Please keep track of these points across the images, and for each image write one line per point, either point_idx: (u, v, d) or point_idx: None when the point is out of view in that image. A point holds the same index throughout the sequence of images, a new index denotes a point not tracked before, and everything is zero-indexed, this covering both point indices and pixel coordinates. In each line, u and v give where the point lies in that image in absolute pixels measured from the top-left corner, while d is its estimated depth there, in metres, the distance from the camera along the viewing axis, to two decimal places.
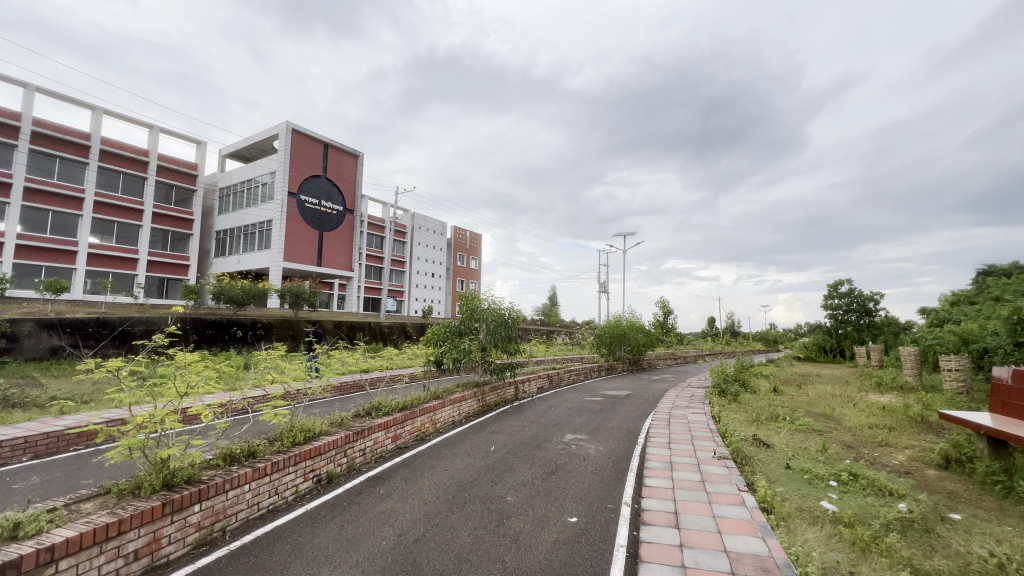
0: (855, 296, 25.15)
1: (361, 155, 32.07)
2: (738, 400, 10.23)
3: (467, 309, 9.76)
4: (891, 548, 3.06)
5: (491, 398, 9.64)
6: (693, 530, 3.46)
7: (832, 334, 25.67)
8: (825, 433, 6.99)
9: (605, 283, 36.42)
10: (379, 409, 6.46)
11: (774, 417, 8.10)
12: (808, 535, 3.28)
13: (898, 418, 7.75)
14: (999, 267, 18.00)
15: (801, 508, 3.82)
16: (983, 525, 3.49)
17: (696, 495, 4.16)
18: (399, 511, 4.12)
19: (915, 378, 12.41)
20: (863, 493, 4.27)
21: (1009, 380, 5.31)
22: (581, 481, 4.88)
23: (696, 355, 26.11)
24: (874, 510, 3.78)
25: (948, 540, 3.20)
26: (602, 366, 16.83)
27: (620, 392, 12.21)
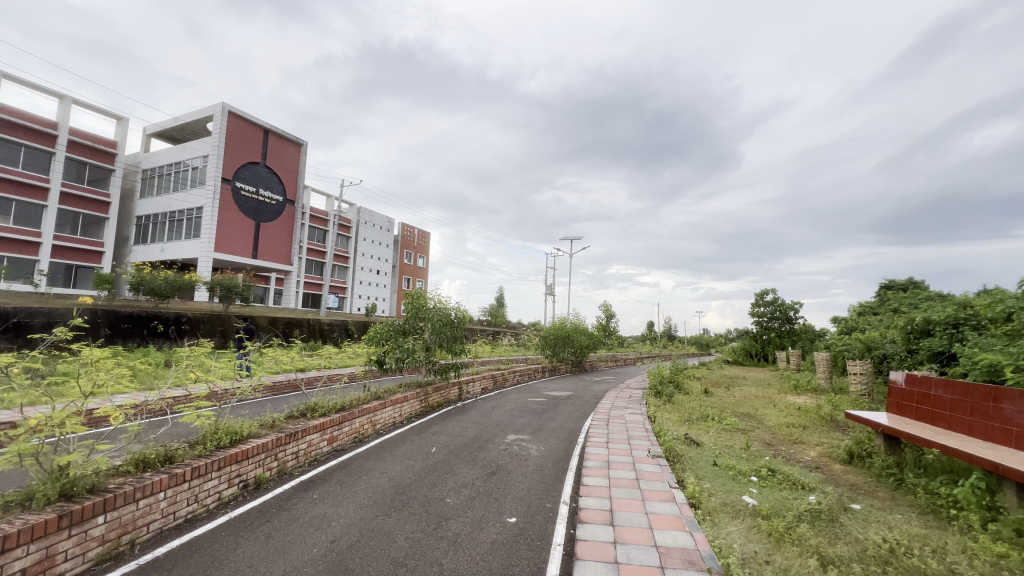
0: (778, 305, 27.15)
1: (305, 144, 30.64)
2: (672, 401, 10.74)
3: (412, 307, 9.58)
4: (801, 538, 3.33)
5: (435, 399, 9.51)
6: (627, 526, 3.59)
7: (757, 340, 27.61)
8: (749, 432, 7.49)
9: (552, 286, 37.03)
10: (315, 410, 6.20)
11: (704, 417, 8.58)
12: (730, 528, 3.49)
13: (811, 418, 8.45)
14: (898, 281, 20.10)
15: (724, 502, 4.07)
16: (878, 514, 3.88)
17: (630, 493, 4.33)
18: (332, 516, 3.96)
19: (827, 381, 13.61)
20: (779, 487, 4.62)
21: (904, 383, 5.93)
22: (521, 481, 4.93)
23: (635, 358, 27.20)
24: (788, 502, 4.11)
25: (849, 528, 3.53)
26: (547, 367, 17.11)
27: (563, 393, 12.44)
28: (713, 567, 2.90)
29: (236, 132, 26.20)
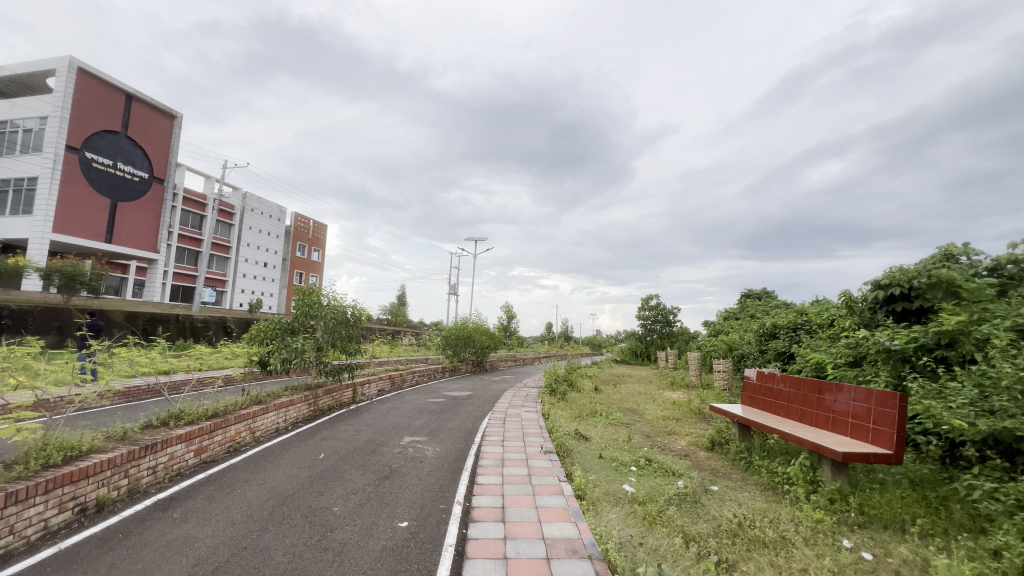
0: (659, 309, 29.83)
1: (179, 116, 26.91)
2: (566, 398, 11.27)
3: (302, 305, 8.89)
4: (669, 519, 3.70)
5: (326, 402, 8.92)
6: (517, 521, 3.69)
7: (642, 341, 30.21)
8: (632, 426, 8.15)
9: (455, 286, 36.87)
10: (179, 418, 5.46)
11: (593, 413, 9.17)
12: (610, 516, 3.76)
13: (683, 411, 9.47)
14: (754, 291, 23.30)
15: (607, 492, 4.38)
16: (731, 493, 4.46)
17: (522, 488, 4.46)
18: (197, 537, 3.52)
19: (697, 378, 15.36)
20: (654, 474, 5.09)
21: (755, 378, 6.86)
22: (415, 484, 4.82)
23: (534, 357, 28.15)
24: (661, 488, 4.55)
25: (708, 507, 4.00)
26: (447, 367, 16.96)
27: (462, 394, 12.41)
28: (593, 554, 3.09)
29: (88, 94, 22.20)
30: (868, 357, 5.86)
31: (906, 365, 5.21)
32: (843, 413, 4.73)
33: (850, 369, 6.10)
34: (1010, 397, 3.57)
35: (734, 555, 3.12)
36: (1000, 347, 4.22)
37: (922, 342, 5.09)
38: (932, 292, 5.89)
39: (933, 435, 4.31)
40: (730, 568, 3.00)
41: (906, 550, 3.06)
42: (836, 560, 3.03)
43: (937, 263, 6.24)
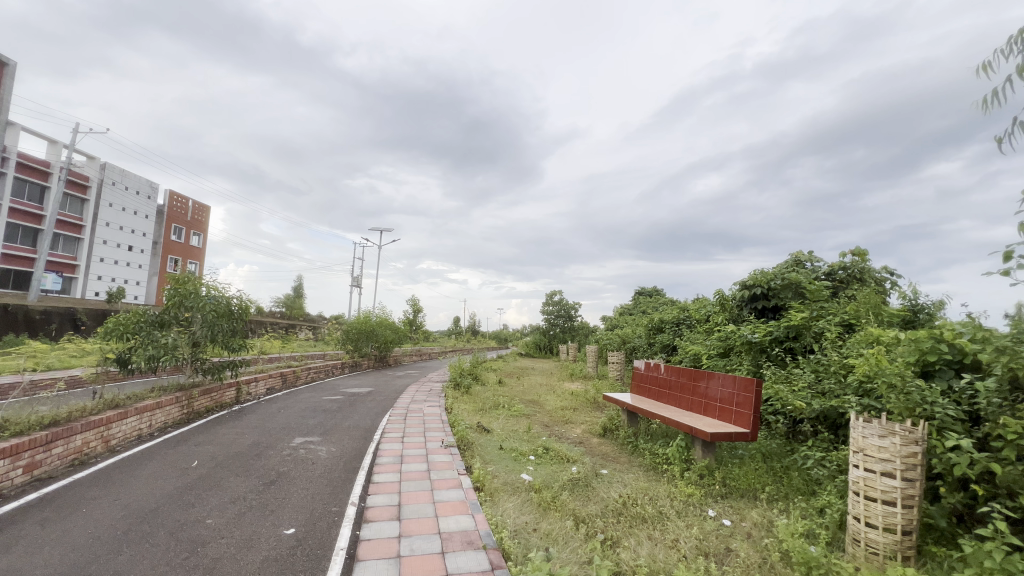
0: (561, 304, 31.17)
1: (12, 64, 22.14)
2: (470, 392, 11.29)
3: (174, 295, 7.84)
4: (563, 504, 3.89)
5: (203, 404, 7.97)
6: (413, 518, 3.62)
7: (546, 335, 31.39)
8: (532, 416, 8.43)
9: (358, 277, 35.13)
10: (3, 428, 4.52)
11: (496, 405, 9.33)
12: (506, 505, 3.84)
13: (580, 400, 10.02)
14: (647, 289, 25.32)
15: (505, 482, 4.47)
16: (619, 475, 4.81)
17: (420, 484, 4.38)
18: (22, 569, 2.94)
19: (594, 369, 16.35)
20: (551, 461, 5.31)
21: (644, 368, 7.45)
22: (304, 488, 4.51)
23: (440, 352, 27.84)
24: (556, 474, 4.76)
25: (597, 489, 4.28)
26: (347, 363, 16.11)
27: (363, 390, 11.85)
28: (488, 544, 3.14)
29: None
30: (734, 348, 6.66)
31: (763, 355, 6.01)
32: (713, 398, 5.34)
33: (720, 359, 6.90)
34: (837, 379, 4.29)
35: (618, 532, 3.36)
36: (832, 339, 5.06)
37: (776, 335, 5.90)
38: (785, 292, 6.88)
39: (780, 414, 5.03)
40: (614, 544, 3.23)
41: (756, 515, 3.54)
42: (702, 528, 3.40)
43: (789, 267, 7.29)
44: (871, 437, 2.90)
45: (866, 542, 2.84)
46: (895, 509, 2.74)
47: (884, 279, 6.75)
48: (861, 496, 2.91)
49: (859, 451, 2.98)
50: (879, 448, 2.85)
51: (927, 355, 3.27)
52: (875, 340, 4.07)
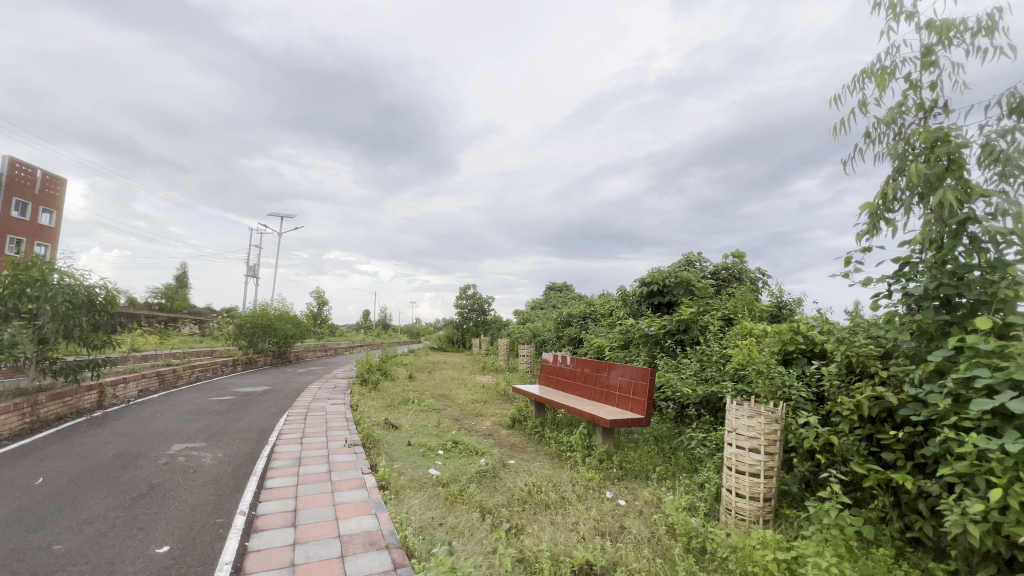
0: (474, 298, 31.21)
1: None
2: (377, 388, 10.90)
3: (13, 283, 6.52)
4: (469, 496, 3.91)
5: (52, 410, 6.79)
6: (310, 524, 3.41)
7: (458, 328, 31.36)
8: (442, 411, 8.37)
9: (254, 267, 32.21)
10: None
11: (405, 400, 9.11)
12: (412, 502, 3.77)
13: (490, 393, 10.15)
14: (556, 284, 26.28)
15: (412, 478, 4.39)
16: (526, 464, 4.95)
17: (319, 487, 4.14)
18: None
19: (504, 362, 16.69)
20: (459, 455, 5.31)
21: (552, 360, 7.72)
22: (183, 499, 4.04)
23: (347, 347, 26.50)
24: (463, 468, 4.77)
25: (503, 479, 4.37)
26: (240, 359, 14.70)
27: (257, 389, 10.89)
28: (391, 543, 3.06)
29: None
30: (633, 341, 7.16)
31: (657, 346, 6.54)
32: (613, 387, 5.70)
33: (620, 350, 7.38)
34: (717, 367, 4.79)
35: (522, 520, 3.46)
36: (714, 332, 5.66)
37: (668, 328, 6.45)
38: (677, 289, 7.54)
39: (670, 400, 5.51)
40: (519, 532, 3.32)
41: (647, 493, 3.84)
42: (600, 509, 3.62)
43: (681, 267, 7.99)
44: (742, 418, 3.27)
45: (736, 510, 3.21)
46: (759, 480, 3.13)
47: (757, 279, 7.69)
48: (732, 470, 3.27)
49: (732, 431, 3.34)
50: (748, 427, 3.22)
51: (787, 345, 3.78)
52: (749, 333, 4.61)
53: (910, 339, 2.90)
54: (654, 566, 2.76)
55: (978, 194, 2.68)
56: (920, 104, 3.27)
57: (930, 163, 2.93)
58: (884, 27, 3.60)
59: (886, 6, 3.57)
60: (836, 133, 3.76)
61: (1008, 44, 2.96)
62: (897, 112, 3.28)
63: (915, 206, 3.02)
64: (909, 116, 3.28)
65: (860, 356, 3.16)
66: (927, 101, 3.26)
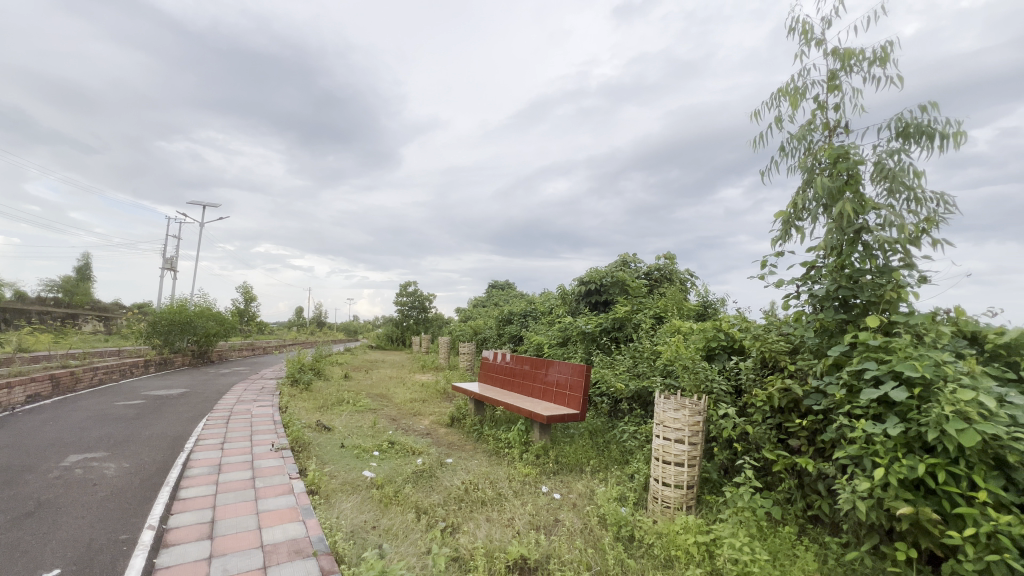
0: (415, 296, 30.58)
1: None
2: (310, 389, 10.40)
3: None
4: (405, 497, 3.83)
5: None
6: (229, 534, 3.18)
7: (398, 326, 30.62)
8: (378, 410, 8.13)
9: (171, 259, 29.55)
10: None
11: (339, 401, 8.76)
12: (343, 506, 3.62)
13: (430, 392, 10.02)
14: (498, 282, 26.35)
15: (344, 481, 4.22)
16: (463, 462, 4.93)
17: (242, 495, 3.87)
18: None
19: (445, 360, 16.52)
20: (395, 455, 5.19)
21: (492, 358, 7.74)
22: (80, 515, 3.62)
23: (277, 346, 25.05)
24: (399, 468, 4.67)
25: (440, 478, 4.33)
26: (153, 360, 13.45)
27: (173, 392, 10.02)
28: (319, 549, 2.92)
29: None
30: (571, 338, 7.35)
31: (593, 344, 6.75)
32: (551, 383, 5.82)
33: (559, 347, 7.54)
34: (648, 363, 5.03)
35: (458, 518, 3.44)
36: (646, 329, 5.94)
37: (604, 326, 6.68)
38: (613, 288, 7.82)
39: (605, 396, 5.71)
40: (455, 530, 3.30)
41: (581, 486, 3.96)
42: (536, 504, 3.68)
43: (618, 267, 8.31)
44: (669, 411, 3.45)
45: (662, 499, 3.39)
46: (683, 469, 3.33)
47: (686, 280, 8.15)
48: (660, 461, 3.44)
49: (659, 423, 3.51)
50: (674, 419, 3.41)
51: (710, 341, 4.04)
52: (677, 330, 4.87)
53: (814, 336, 3.20)
54: (585, 556, 2.85)
55: (870, 206, 3.01)
56: (826, 123, 3.61)
57: (832, 177, 3.25)
58: (798, 51, 3.94)
59: (800, 32, 3.91)
60: (756, 146, 4.07)
61: (897, 75, 3.40)
62: (807, 130, 3.60)
63: (821, 215, 3.33)
64: (817, 134, 3.62)
65: (773, 352, 3.45)
66: (832, 120, 3.61)
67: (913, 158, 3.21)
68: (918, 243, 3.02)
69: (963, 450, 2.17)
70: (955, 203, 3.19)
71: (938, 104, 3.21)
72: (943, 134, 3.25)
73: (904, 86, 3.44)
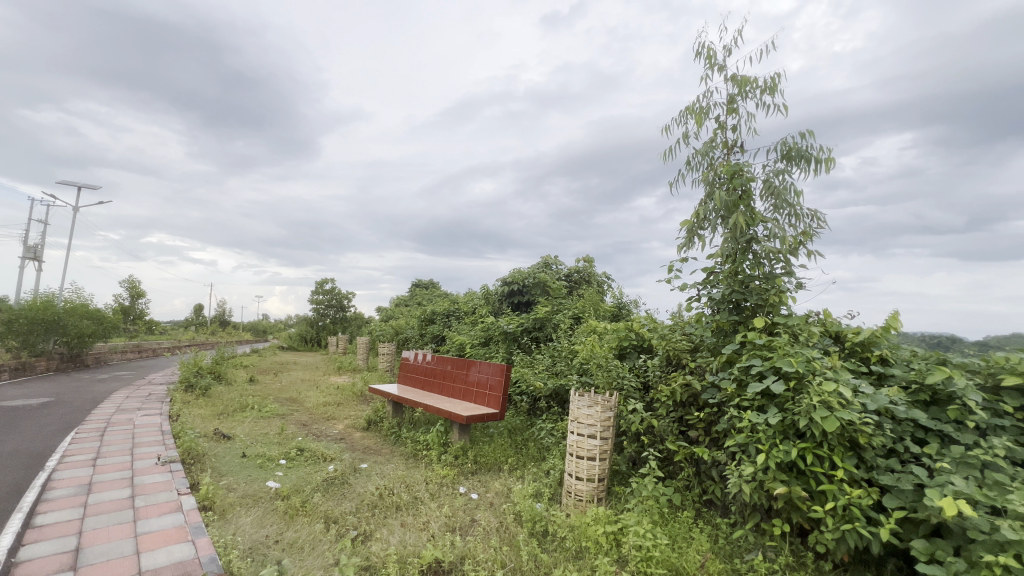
0: (333, 293, 29.02)
1: None
2: (208, 394, 9.46)
3: None
4: (313, 507, 3.61)
5: None
6: (98, 563, 2.79)
7: (313, 326, 28.84)
8: (287, 416, 7.60)
9: (34, 247, 25.34)
10: None
11: (242, 407, 8.05)
12: (242, 521, 3.33)
13: (346, 394, 9.55)
14: (422, 280, 25.75)
15: (244, 494, 3.88)
16: (378, 467, 4.75)
17: (117, 517, 3.41)
18: None
19: (364, 362, 15.86)
20: (303, 464, 4.87)
21: (413, 359, 7.54)
22: None
23: (170, 347, 22.51)
24: (308, 477, 4.39)
25: (353, 485, 4.13)
26: (5, 365, 11.43)
27: (32, 402, 8.59)
28: (210, 571, 2.66)
29: None
30: (492, 338, 7.39)
31: (514, 343, 6.85)
32: (472, 383, 5.81)
33: (481, 347, 7.55)
34: (566, 362, 5.19)
35: (370, 525, 3.31)
36: (565, 329, 6.14)
37: (525, 326, 6.79)
38: (535, 289, 7.99)
39: (524, 394, 5.81)
40: (366, 538, 3.17)
41: (498, 485, 3.99)
42: (452, 505, 3.65)
43: (540, 268, 8.51)
44: (583, 407, 3.57)
45: (575, 492, 3.52)
46: (595, 462, 3.48)
47: (603, 282, 8.56)
48: (573, 456, 3.56)
49: (573, 419, 3.63)
50: (587, 416, 3.54)
51: (622, 341, 4.27)
52: (593, 330, 5.08)
53: (711, 335, 3.51)
54: (500, 554, 2.87)
55: (759, 219, 3.37)
56: (725, 141, 3.97)
57: (729, 191, 3.58)
58: (703, 74, 4.30)
59: (705, 57, 4.27)
60: (665, 158, 4.37)
61: (784, 105, 3.91)
62: (710, 147, 3.93)
63: (719, 225, 3.66)
64: (717, 151, 3.97)
65: (676, 350, 3.73)
66: (730, 140, 3.98)
67: (795, 178, 3.63)
68: (796, 254, 3.43)
69: (826, 434, 2.50)
70: (825, 220, 3.67)
71: (814, 133, 3.68)
72: (817, 159, 3.73)
73: (788, 114, 3.95)
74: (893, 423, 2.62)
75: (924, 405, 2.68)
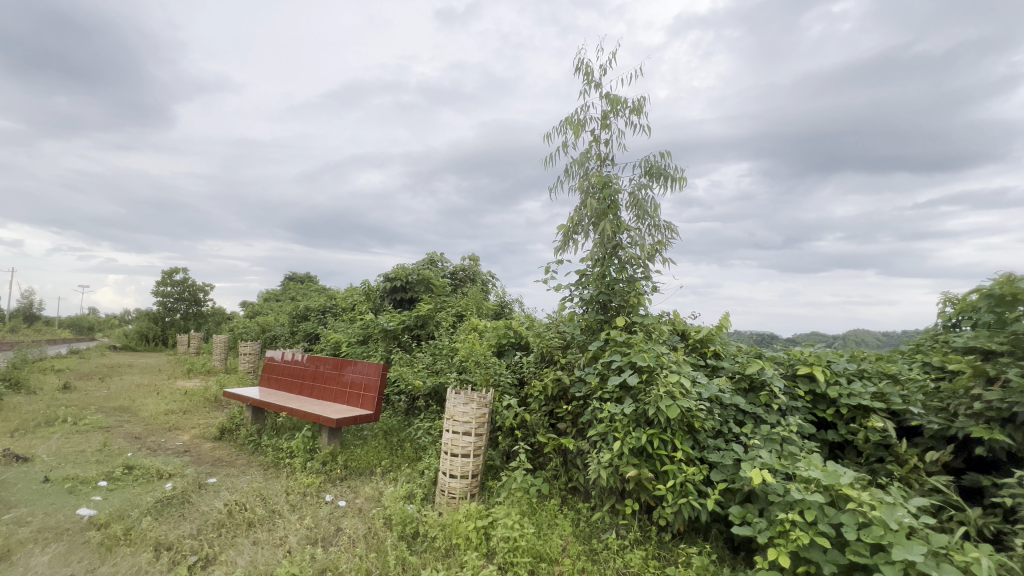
0: (183, 284, 25.01)
1: None
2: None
3: None
4: (140, 534, 3.08)
5: None
6: None
7: (158, 322, 24.70)
8: (114, 429, 6.38)
9: None
10: None
11: (49, 420, 6.57)
12: (35, 562, 2.70)
13: (195, 400, 8.34)
14: (297, 274, 23.59)
15: (42, 528, 3.17)
16: (229, 481, 4.22)
17: None
18: None
19: (221, 363, 14.01)
20: (131, 484, 4.13)
21: (279, 359, 6.86)
22: None
23: None
24: (136, 499, 3.73)
25: (195, 504, 3.61)
26: None
27: None
28: None
29: None
30: (371, 336, 7.05)
31: (394, 341, 6.61)
32: (345, 384, 5.49)
33: (358, 345, 7.16)
34: (446, 360, 5.16)
35: (215, 548, 2.93)
36: (447, 327, 6.10)
37: (407, 323, 6.61)
38: (419, 286, 7.80)
39: (402, 394, 5.66)
40: (208, 563, 2.81)
41: (369, 489, 3.82)
42: (315, 515, 3.39)
43: (425, 265, 8.35)
44: (459, 405, 3.58)
45: (449, 490, 3.50)
46: (469, 459, 3.51)
47: (487, 281, 8.69)
48: (448, 454, 3.54)
49: (449, 418, 3.62)
50: (463, 413, 3.56)
51: (501, 339, 4.38)
52: (474, 328, 5.13)
53: (580, 333, 3.77)
54: (365, 562, 2.74)
55: (624, 227, 3.70)
56: (598, 154, 4.30)
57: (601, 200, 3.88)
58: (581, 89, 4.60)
59: (583, 73, 4.57)
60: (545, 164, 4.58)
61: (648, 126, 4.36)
62: (585, 157, 4.21)
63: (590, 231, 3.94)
64: (591, 162, 4.27)
65: (550, 347, 3.93)
66: (603, 153, 4.32)
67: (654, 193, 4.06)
68: (653, 260, 3.84)
69: (670, 421, 2.83)
70: (677, 232, 4.18)
71: (670, 155, 4.16)
72: (672, 178, 4.23)
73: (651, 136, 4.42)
74: (721, 408, 3.08)
75: (744, 392, 3.20)
